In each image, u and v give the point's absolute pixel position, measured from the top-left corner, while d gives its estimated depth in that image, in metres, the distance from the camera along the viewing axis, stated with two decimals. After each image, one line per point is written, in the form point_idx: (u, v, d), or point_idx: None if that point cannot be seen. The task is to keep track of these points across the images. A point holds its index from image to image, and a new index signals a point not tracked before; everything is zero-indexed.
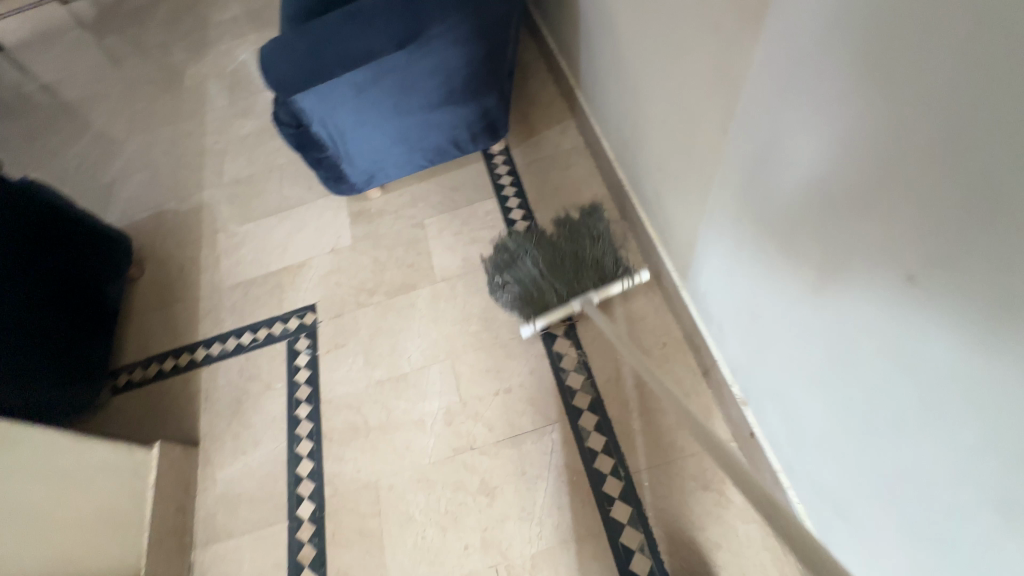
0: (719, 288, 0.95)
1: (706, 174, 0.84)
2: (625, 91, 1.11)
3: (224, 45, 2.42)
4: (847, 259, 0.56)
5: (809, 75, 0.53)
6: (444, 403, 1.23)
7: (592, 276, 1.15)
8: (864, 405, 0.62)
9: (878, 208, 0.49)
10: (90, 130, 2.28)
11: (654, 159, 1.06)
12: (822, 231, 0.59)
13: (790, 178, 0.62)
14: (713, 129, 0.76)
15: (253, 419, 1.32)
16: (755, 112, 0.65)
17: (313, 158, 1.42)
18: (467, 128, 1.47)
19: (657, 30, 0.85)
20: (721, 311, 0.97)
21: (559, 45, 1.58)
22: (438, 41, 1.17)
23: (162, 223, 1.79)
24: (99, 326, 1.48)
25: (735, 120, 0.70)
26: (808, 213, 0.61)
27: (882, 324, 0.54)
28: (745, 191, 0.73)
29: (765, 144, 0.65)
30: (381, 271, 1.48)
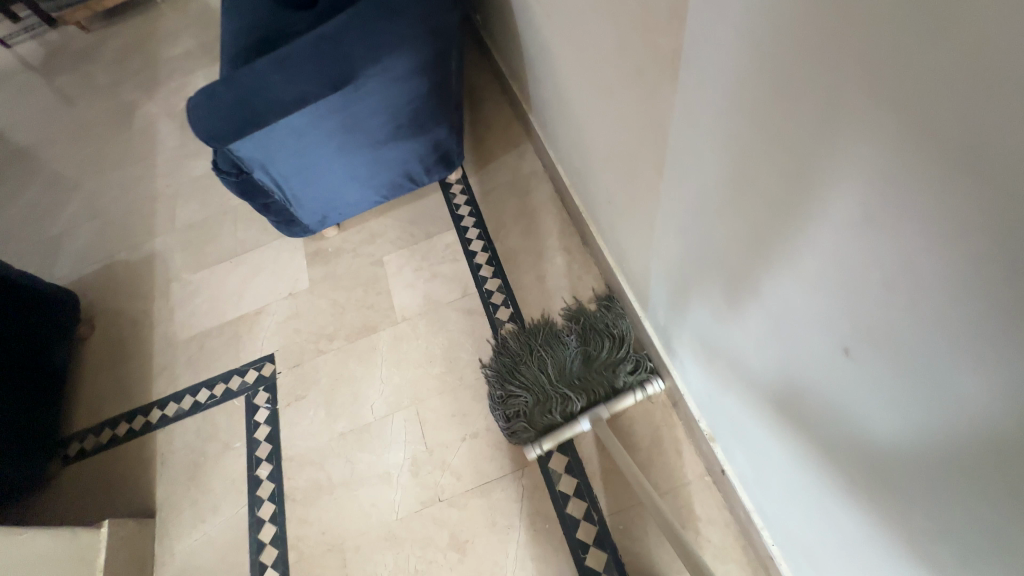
0: (675, 323, 0.92)
1: (649, 211, 0.81)
2: (571, 122, 1.07)
3: (176, 82, 2.35)
4: (786, 319, 0.54)
5: (725, 135, 0.51)
6: (409, 453, 1.18)
7: (602, 385, 1.07)
8: (817, 457, 0.60)
9: (806, 276, 0.47)
10: (37, 178, 2.19)
11: (605, 191, 1.02)
12: (761, 288, 0.57)
13: (724, 233, 0.60)
14: (651, 170, 0.73)
15: (212, 483, 1.25)
16: (685, 160, 0.62)
17: (261, 204, 1.36)
18: (419, 161, 1.43)
19: (590, 66, 0.82)
20: (683, 349, 0.94)
21: (509, 69, 1.55)
22: (376, 80, 1.14)
23: (113, 275, 1.71)
24: (47, 393, 1.39)
25: (668, 169, 0.68)
26: (746, 269, 0.59)
27: (823, 385, 0.52)
28: (687, 239, 0.71)
29: (697, 196, 0.63)
30: (340, 314, 1.43)
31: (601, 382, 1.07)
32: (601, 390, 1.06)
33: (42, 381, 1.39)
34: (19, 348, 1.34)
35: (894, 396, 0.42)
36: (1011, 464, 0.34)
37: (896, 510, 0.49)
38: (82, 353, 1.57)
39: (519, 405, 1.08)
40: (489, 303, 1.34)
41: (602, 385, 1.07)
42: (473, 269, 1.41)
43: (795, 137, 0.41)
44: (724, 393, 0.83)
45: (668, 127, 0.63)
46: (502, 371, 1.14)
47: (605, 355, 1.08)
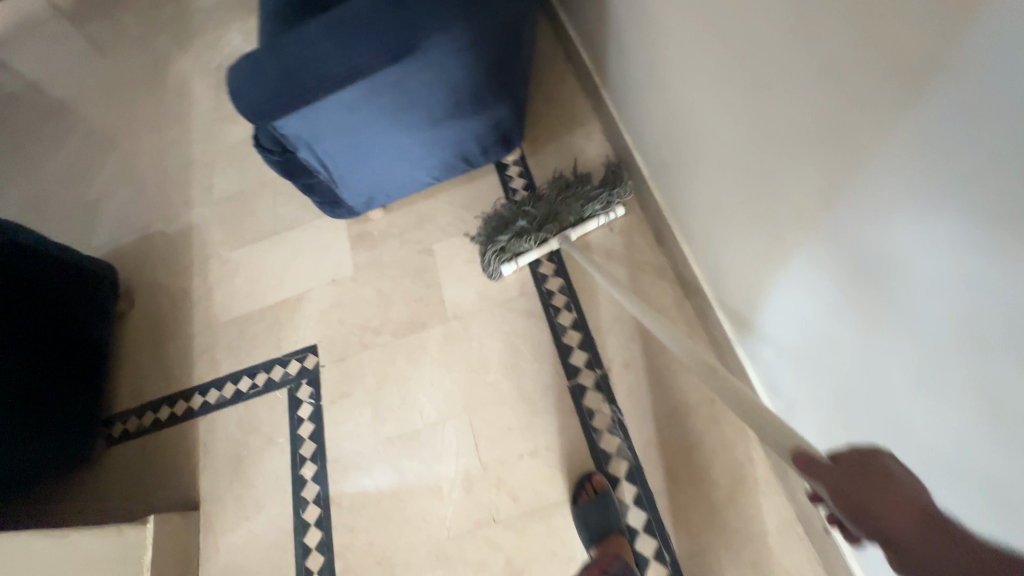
0: (794, 363, 0.84)
1: (790, 243, 0.70)
2: (673, 108, 0.92)
3: (209, 35, 2.20)
4: (901, 275, 0.52)
5: (838, 84, 0.50)
6: (462, 467, 1.10)
7: (572, 213, 1.18)
8: (972, 507, 0.55)
9: (932, 221, 0.45)
10: (73, 137, 2.11)
11: (714, 196, 0.88)
12: (873, 251, 0.54)
13: (827, 192, 0.58)
14: (809, 201, 0.62)
15: (256, 480, 1.21)
16: (880, 202, 0.51)
17: (304, 184, 1.25)
18: (477, 142, 1.28)
19: (727, 55, 0.68)
20: (787, 367, 0.87)
21: (581, 34, 1.36)
22: (438, 51, 0.98)
23: (151, 248, 1.65)
24: (81, 370, 1.33)
25: (774, 139, 0.64)
26: (856, 231, 0.56)
27: (945, 337, 0.49)
28: (786, 216, 0.68)
29: (802, 160, 0.60)
30: (387, 307, 1.33)
31: (572, 209, 1.18)
32: (571, 216, 1.19)
33: (74, 358, 1.32)
34: (46, 326, 1.26)
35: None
36: None
37: None
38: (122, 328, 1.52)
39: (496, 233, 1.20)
40: (549, 305, 1.22)
41: (573, 212, 1.18)
42: (532, 265, 1.28)
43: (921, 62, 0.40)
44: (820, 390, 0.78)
45: (783, 93, 0.59)
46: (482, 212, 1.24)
47: (576, 188, 1.20)
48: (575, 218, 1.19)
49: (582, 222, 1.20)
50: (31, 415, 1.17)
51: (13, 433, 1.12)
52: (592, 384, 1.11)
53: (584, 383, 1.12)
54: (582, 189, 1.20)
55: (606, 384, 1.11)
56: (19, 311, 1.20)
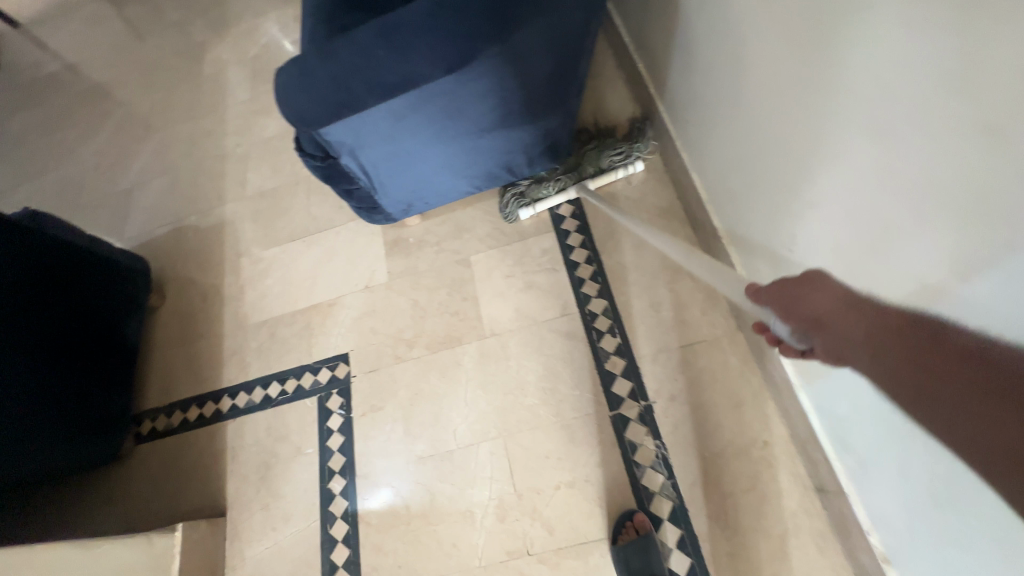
0: (867, 420, 0.75)
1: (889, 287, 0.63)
2: (752, 135, 0.85)
3: (246, 24, 2.17)
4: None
5: (988, 119, 0.44)
6: (495, 493, 1.07)
7: (590, 163, 1.30)
8: None
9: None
10: (108, 123, 2.11)
11: (792, 235, 0.82)
12: (1000, 308, 0.48)
13: (949, 237, 0.52)
14: (931, 248, 0.55)
15: (283, 490, 1.19)
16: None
17: (343, 189, 1.21)
18: (523, 152, 1.22)
19: (843, 72, 0.60)
20: (856, 429, 0.79)
21: (639, 42, 1.29)
22: (493, 58, 0.92)
23: (183, 242, 1.63)
24: (86, 353, 1.25)
25: (888, 176, 0.58)
26: (979, 284, 0.50)
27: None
28: (886, 259, 0.62)
29: (920, 200, 0.54)
30: (421, 319, 1.29)
31: (590, 160, 1.30)
32: (590, 167, 1.30)
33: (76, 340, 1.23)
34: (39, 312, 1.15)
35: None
36: None
37: None
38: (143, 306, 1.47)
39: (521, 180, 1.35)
40: (592, 327, 1.16)
41: (592, 163, 1.30)
42: (575, 283, 1.22)
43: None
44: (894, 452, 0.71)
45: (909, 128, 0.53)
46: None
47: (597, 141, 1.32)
48: (594, 168, 1.30)
49: (601, 172, 1.30)
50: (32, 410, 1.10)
51: (15, 435, 1.06)
52: (636, 416, 1.06)
53: (627, 414, 1.07)
54: (603, 142, 1.31)
55: (650, 417, 1.06)
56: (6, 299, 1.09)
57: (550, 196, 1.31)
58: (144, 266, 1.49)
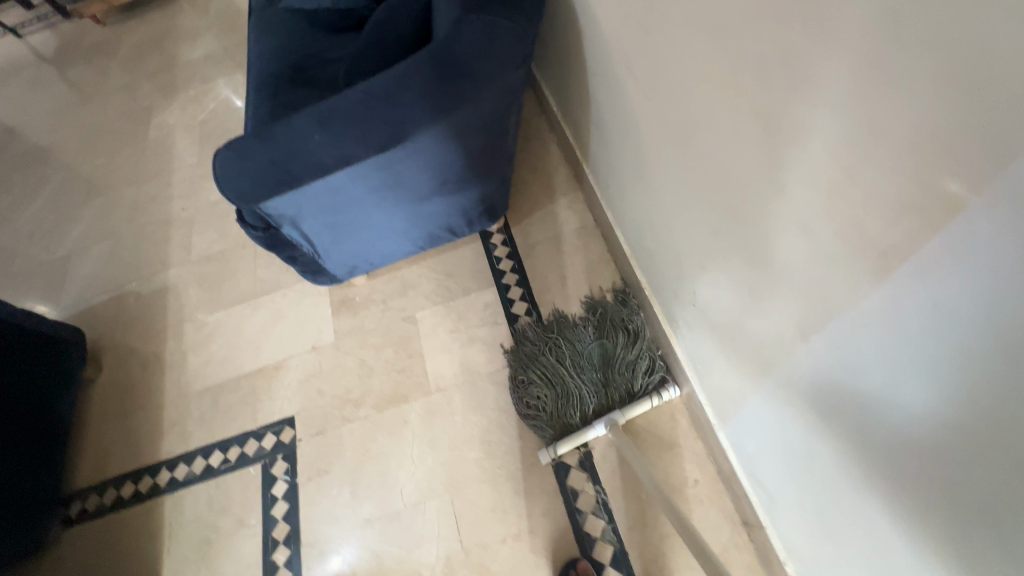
0: (760, 449, 0.85)
1: (744, 322, 0.76)
2: (655, 202, 0.96)
3: (194, 90, 2.21)
4: (860, 393, 0.56)
5: (794, 221, 0.56)
6: (443, 551, 1.07)
7: (621, 388, 1.08)
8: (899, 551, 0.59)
9: (882, 349, 0.50)
10: (47, 189, 2.07)
11: (693, 292, 0.91)
12: (834, 370, 0.58)
13: (788, 304, 0.62)
14: (762, 290, 0.68)
15: (225, 566, 1.15)
16: (819, 290, 0.56)
17: (287, 256, 1.24)
18: (462, 215, 1.31)
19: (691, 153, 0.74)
20: (760, 464, 0.86)
21: (565, 111, 1.41)
22: (426, 138, 1.00)
23: (123, 309, 1.60)
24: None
25: (745, 259, 0.69)
26: (816, 350, 0.60)
27: (904, 458, 0.52)
28: (757, 329, 0.72)
29: (768, 279, 0.65)
30: (368, 377, 1.31)
31: (621, 384, 1.08)
32: (620, 392, 1.08)
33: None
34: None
35: (973, 445, 0.43)
36: None
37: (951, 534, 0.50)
38: (62, 368, 1.37)
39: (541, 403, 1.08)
40: None
41: (622, 387, 1.08)
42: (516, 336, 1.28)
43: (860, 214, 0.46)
44: (780, 475, 0.81)
45: (751, 219, 0.64)
46: (524, 363, 1.14)
47: (624, 353, 1.09)
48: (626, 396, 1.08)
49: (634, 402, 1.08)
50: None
51: None
52: (576, 463, 1.11)
53: (567, 462, 1.11)
54: (632, 358, 1.09)
55: (590, 463, 1.10)
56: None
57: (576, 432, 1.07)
58: (56, 324, 1.38)
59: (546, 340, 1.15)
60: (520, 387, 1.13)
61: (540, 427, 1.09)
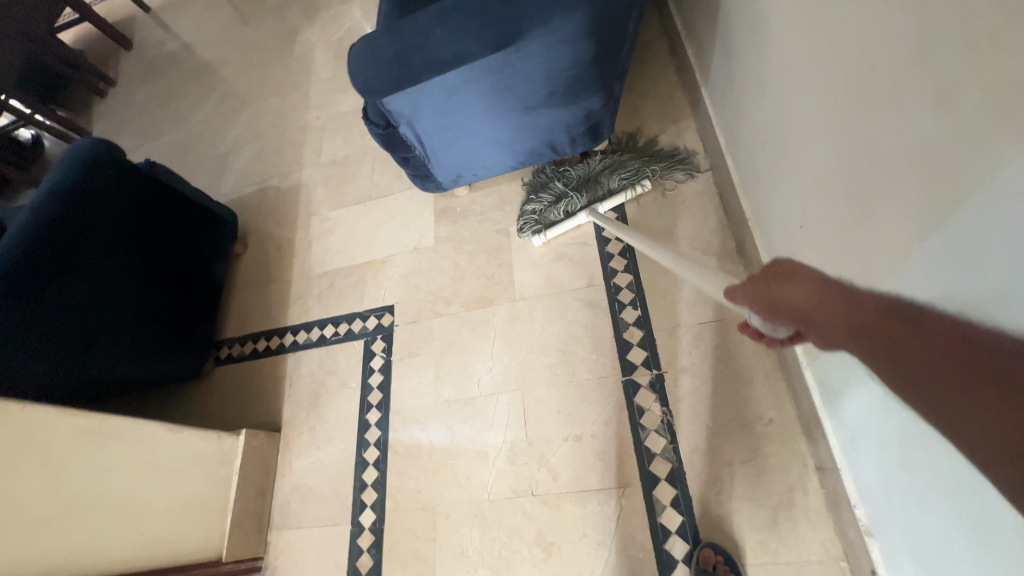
0: (843, 373, 0.81)
1: (843, 218, 0.72)
2: (776, 115, 0.89)
3: (332, 11, 2.39)
4: (954, 282, 0.52)
5: (936, 109, 0.49)
6: (509, 438, 1.17)
7: (602, 186, 1.33)
8: None
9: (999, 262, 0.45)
10: (213, 97, 2.41)
11: (804, 216, 0.85)
12: (946, 293, 0.54)
13: (893, 180, 0.59)
14: (872, 182, 0.64)
15: (328, 415, 1.36)
16: (923, 158, 0.53)
17: (401, 156, 1.36)
18: (567, 131, 1.31)
19: (829, 36, 0.67)
20: (844, 394, 0.82)
21: (689, 29, 1.33)
22: (538, 42, 1.01)
23: (266, 200, 1.86)
24: (146, 277, 1.40)
25: (860, 152, 0.65)
26: (932, 271, 0.55)
27: None
28: (870, 255, 0.67)
29: (882, 173, 0.61)
30: (460, 280, 1.42)
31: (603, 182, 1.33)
32: (602, 190, 1.33)
33: (132, 265, 1.36)
34: (77, 236, 1.22)
35: None
36: None
37: None
38: (219, 240, 1.67)
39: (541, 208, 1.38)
40: (615, 300, 1.23)
41: (603, 185, 1.33)
42: (604, 257, 1.29)
43: (1005, 76, 0.40)
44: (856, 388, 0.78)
45: (880, 108, 0.59)
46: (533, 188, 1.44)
47: (607, 162, 1.35)
48: (606, 192, 1.32)
49: (612, 195, 1.32)
50: (79, 328, 1.21)
51: (124, 342, 1.33)
52: (646, 383, 1.12)
53: (637, 380, 1.14)
54: (612, 164, 1.34)
55: (660, 385, 1.11)
56: (23, 225, 1.15)
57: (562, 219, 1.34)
58: (214, 202, 1.67)
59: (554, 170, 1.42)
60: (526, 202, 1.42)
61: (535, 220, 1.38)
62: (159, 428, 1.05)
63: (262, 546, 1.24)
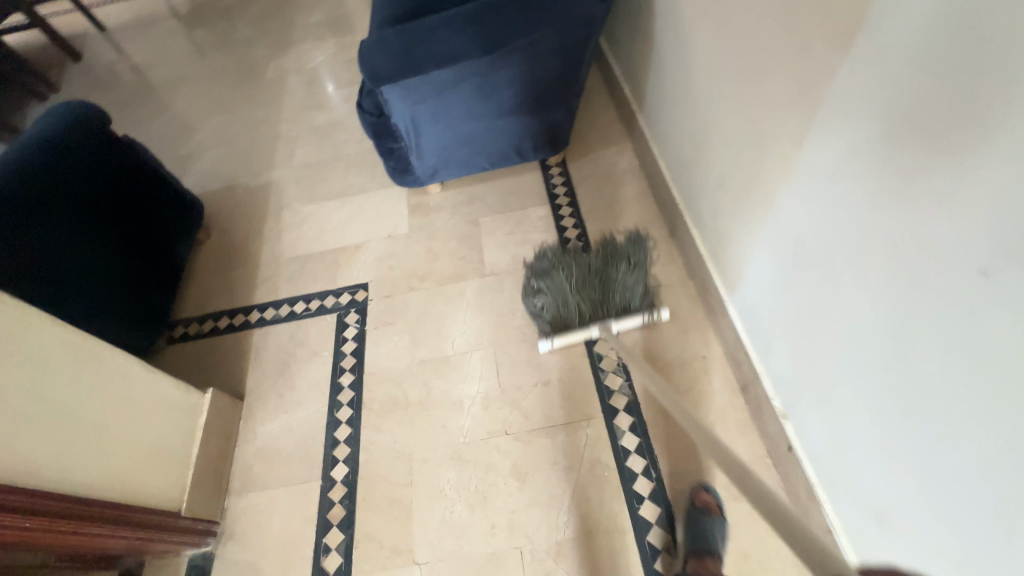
0: (759, 301, 1.04)
1: (746, 176, 0.98)
2: (716, 104, 1.07)
3: (305, 46, 2.60)
4: (824, 194, 0.75)
5: (893, 111, 0.60)
6: (482, 388, 1.27)
7: (616, 304, 1.20)
8: (845, 312, 0.77)
9: (915, 218, 0.60)
10: (174, 110, 2.46)
11: (749, 185, 0.98)
12: (887, 255, 0.65)
13: (776, 135, 0.84)
14: (760, 137, 0.90)
15: (298, 381, 1.37)
16: (791, 110, 0.79)
17: (386, 147, 1.54)
18: (531, 137, 1.57)
19: (728, 44, 0.96)
20: (760, 316, 1.05)
21: (626, 72, 1.69)
22: (521, 50, 1.27)
23: (232, 196, 1.91)
24: (114, 244, 1.38)
25: (752, 121, 0.92)
26: (827, 215, 0.76)
27: (866, 245, 0.69)
28: (813, 220, 0.79)
29: (767, 129, 0.87)
30: (434, 260, 1.56)
31: (617, 298, 1.20)
32: (616, 307, 1.20)
33: (102, 229, 1.35)
34: (50, 187, 1.22)
35: (878, 163, 0.64)
36: (970, 188, 0.52)
37: (862, 259, 0.70)
38: (187, 224, 1.68)
39: (547, 311, 1.20)
40: None
41: (618, 304, 1.20)
42: (563, 242, 1.52)
43: (870, 60, 0.61)
44: (770, 311, 1.00)
45: (761, 84, 0.86)
46: (536, 273, 1.23)
47: (621, 273, 1.19)
48: (620, 309, 1.20)
49: (626, 314, 1.20)
50: (47, 279, 1.19)
51: (85, 303, 1.29)
52: None
53: None
54: (626, 276, 1.19)
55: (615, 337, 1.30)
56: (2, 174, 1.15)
57: (570, 332, 1.20)
58: (186, 188, 1.70)
59: (561, 259, 1.21)
60: (528, 293, 1.23)
61: (540, 322, 1.22)
62: (132, 367, 1.02)
63: (220, 510, 1.19)
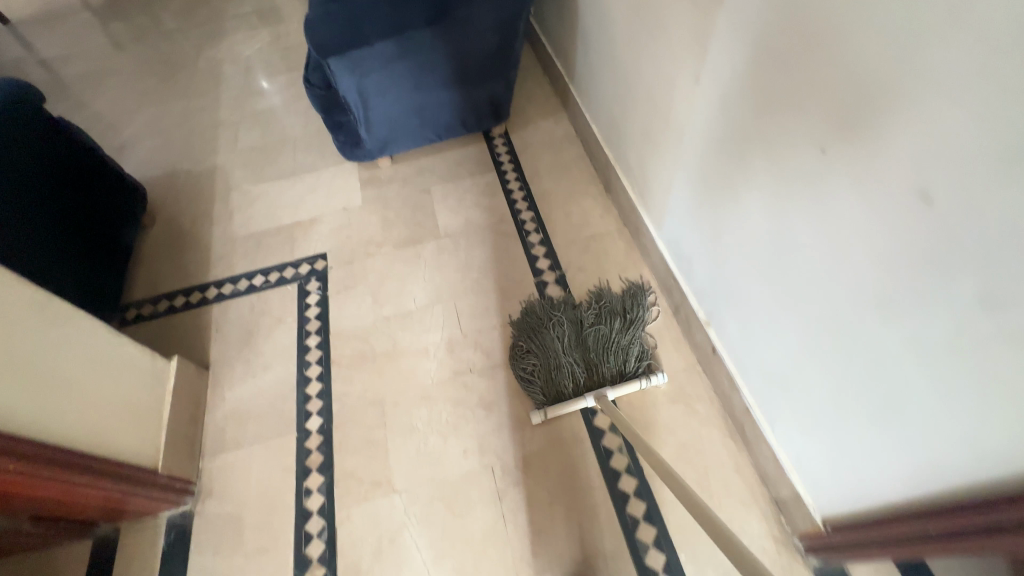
0: (681, 228, 1.20)
1: (662, 119, 1.14)
2: (633, 61, 1.22)
3: (237, 35, 2.57)
4: (723, 123, 0.90)
5: (765, 43, 0.74)
6: (445, 335, 1.37)
7: (609, 369, 1.21)
8: (746, 221, 0.92)
9: (784, 127, 0.75)
10: (100, 103, 2.37)
11: (665, 126, 1.13)
12: (769, 164, 0.81)
13: (684, 79, 0.99)
14: (670, 82, 1.05)
15: (264, 347, 1.41)
16: (693, 55, 0.93)
17: (336, 121, 1.60)
18: (475, 108, 1.68)
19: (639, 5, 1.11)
20: (682, 241, 1.21)
21: (556, 47, 1.84)
22: (460, 22, 1.38)
23: (176, 182, 1.89)
24: (61, 225, 1.37)
25: (663, 69, 1.07)
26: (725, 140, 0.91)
27: (754, 158, 0.84)
28: (717, 147, 0.94)
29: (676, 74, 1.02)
30: (389, 227, 1.63)
31: (611, 360, 1.21)
32: (610, 372, 1.21)
33: (48, 208, 1.33)
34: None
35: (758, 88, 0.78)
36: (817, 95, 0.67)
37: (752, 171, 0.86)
38: (130, 209, 1.67)
39: (540, 378, 1.21)
40: (523, 229, 1.56)
41: (611, 368, 1.21)
42: (510, 203, 1.64)
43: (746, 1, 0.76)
44: (690, 235, 1.15)
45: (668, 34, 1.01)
46: (525, 333, 1.27)
47: (611, 331, 1.22)
48: (614, 373, 1.21)
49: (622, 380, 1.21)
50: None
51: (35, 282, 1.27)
52: (553, 280, 1.45)
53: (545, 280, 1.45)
54: (618, 337, 1.22)
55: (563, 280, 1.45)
56: None
57: (566, 400, 1.19)
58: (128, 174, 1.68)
59: (551, 319, 1.26)
60: (519, 356, 1.26)
61: (534, 391, 1.21)
62: (102, 329, 1.05)
63: (195, 470, 1.22)
